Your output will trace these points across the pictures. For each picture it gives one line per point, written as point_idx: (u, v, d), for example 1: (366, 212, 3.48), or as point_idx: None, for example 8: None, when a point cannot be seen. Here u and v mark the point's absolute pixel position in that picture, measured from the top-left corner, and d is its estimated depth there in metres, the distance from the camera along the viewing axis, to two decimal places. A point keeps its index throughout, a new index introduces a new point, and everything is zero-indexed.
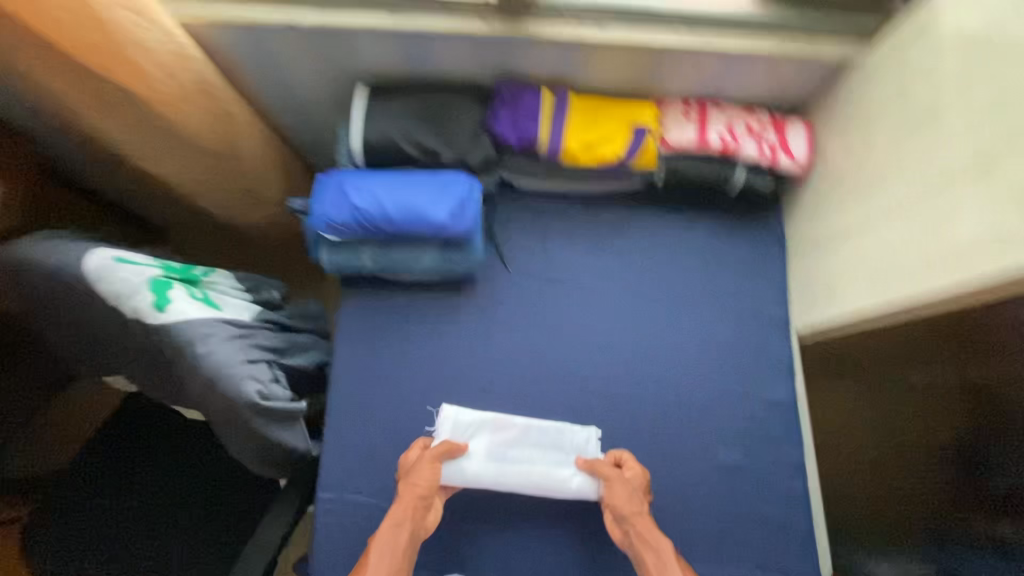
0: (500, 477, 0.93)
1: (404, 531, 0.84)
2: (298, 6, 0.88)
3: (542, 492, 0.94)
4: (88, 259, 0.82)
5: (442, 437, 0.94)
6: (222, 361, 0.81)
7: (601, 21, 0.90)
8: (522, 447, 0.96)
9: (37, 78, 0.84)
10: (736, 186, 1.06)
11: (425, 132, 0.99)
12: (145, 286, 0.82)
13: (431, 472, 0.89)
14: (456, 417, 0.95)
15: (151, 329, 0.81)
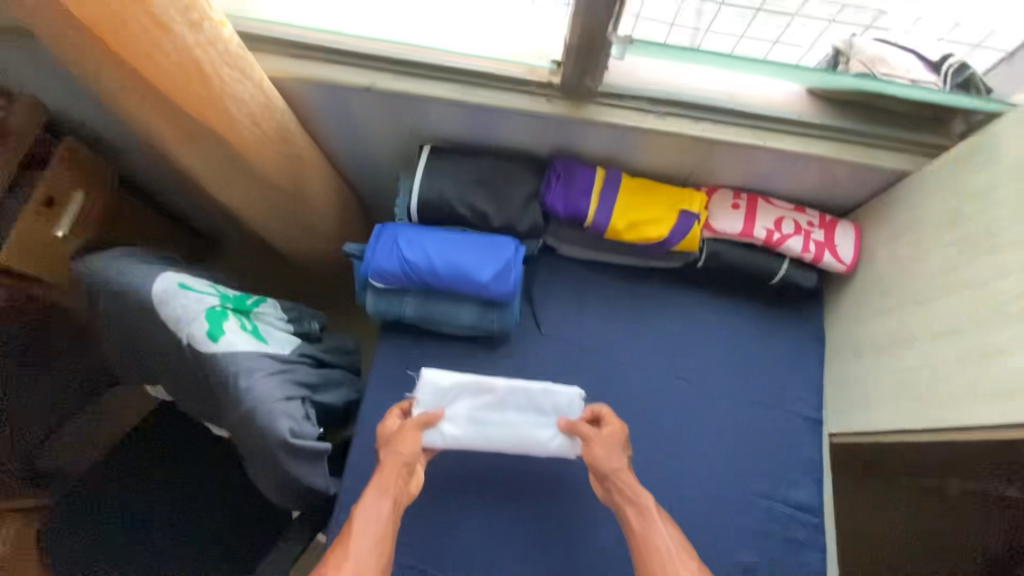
0: (482, 439, 0.95)
1: (388, 476, 0.83)
2: (379, 73, 0.95)
3: (528, 452, 0.96)
4: (157, 282, 0.87)
5: (422, 403, 0.95)
6: (263, 396, 0.85)
7: (659, 111, 0.96)
8: (504, 409, 0.97)
9: (138, 112, 0.92)
10: (776, 278, 1.07)
11: (479, 195, 1.03)
12: (203, 315, 0.87)
13: (412, 435, 0.88)
14: (436, 382, 0.95)
15: (202, 358, 0.86)
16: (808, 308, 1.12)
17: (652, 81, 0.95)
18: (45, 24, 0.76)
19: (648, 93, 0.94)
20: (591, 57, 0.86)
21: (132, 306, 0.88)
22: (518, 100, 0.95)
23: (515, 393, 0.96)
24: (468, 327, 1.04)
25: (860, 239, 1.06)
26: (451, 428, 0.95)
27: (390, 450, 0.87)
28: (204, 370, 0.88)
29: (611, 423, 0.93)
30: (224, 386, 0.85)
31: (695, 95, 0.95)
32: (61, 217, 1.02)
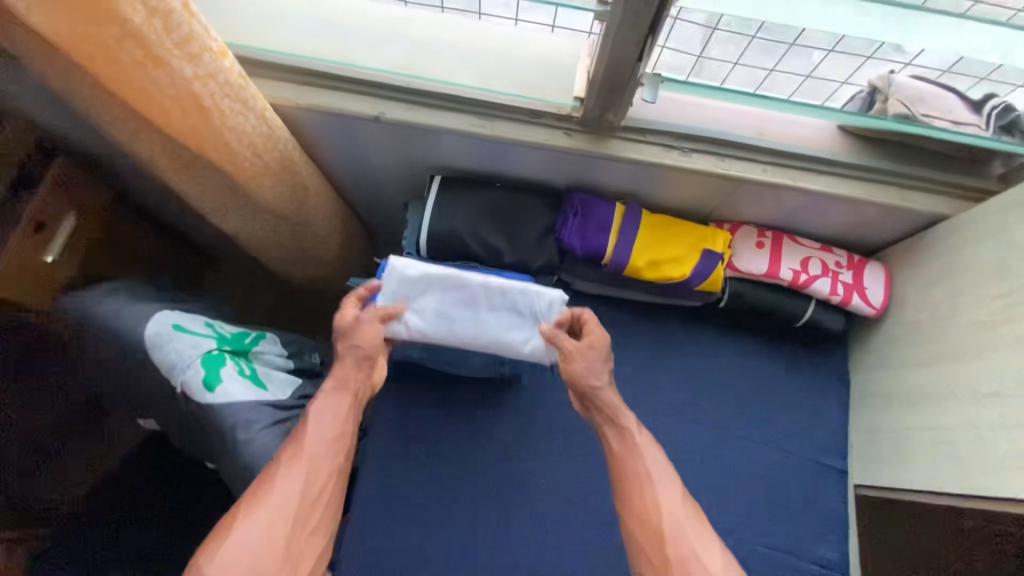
0: (447, 334, 0.91)
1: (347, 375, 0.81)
2: (386, 101, 0.89)
3: (495, 353, 0.92)
4: (148, 326, 0.84)
5: (388, 293, 0.89)
6: (265, 450, 0.81)
7: (683, 146, 0.91)
8: (475, 308, 0.91)
9: (135, 144, 0.87)
10: (802, 320, 1.02)
11: (492, 230, 0.98)
12: (199, 363, 0.82)
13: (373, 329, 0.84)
14: (404, 274, 0.89)
15: (198, 411, 0.81)
16: (835, 351, 1.07)
17: (677, 116, 0.90)
18: (34, 55, 0.71)
19: (673, 129, 0.89)
20: (616, 93, 0.81)
21: (127, 347, 0.85)
22: (536, 134, 0.90)
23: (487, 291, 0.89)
24: (479, 368, 1.02)
25: (891, 282, 1.01)
26: (415, 320, 0.89)
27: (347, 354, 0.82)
28: (201, 421, 0.83)
29: (592, 327, 0.86)
30: (224, 437, 0.81)
31: (722, 131, 0.90)
32: (51, 242, 0.93)
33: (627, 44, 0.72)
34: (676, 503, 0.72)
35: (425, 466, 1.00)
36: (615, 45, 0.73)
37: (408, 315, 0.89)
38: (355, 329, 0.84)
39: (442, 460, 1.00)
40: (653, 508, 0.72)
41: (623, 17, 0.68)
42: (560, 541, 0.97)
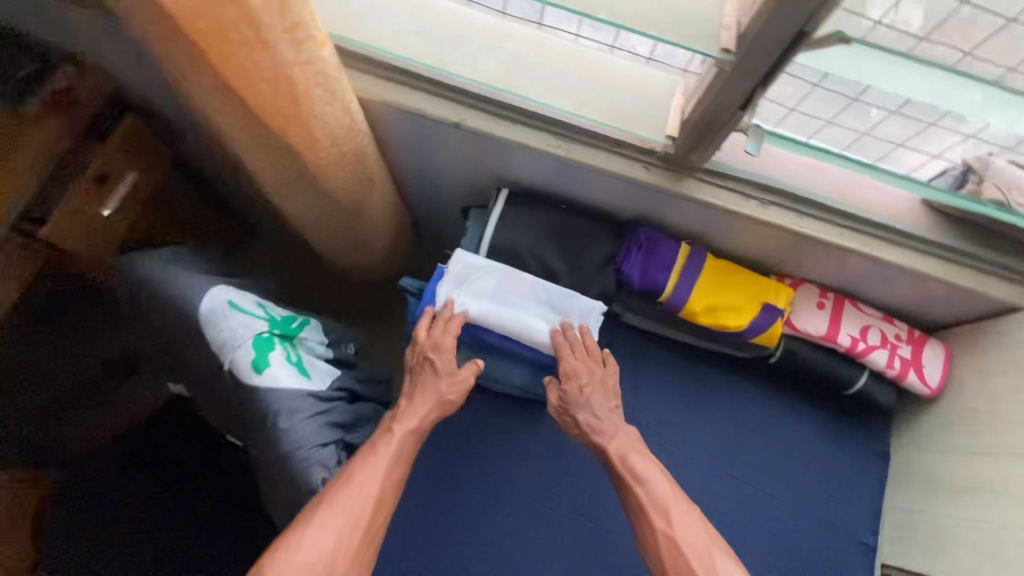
0: (497, 318, 0.90)
1: (415, 420, 0.83)
2: (468, 108, 0.89)
3: (538, 344, 0.91)
4: (204, 300, 0.84)
5: (449, 275, 0.92)
6: (296, 442, 0.80)
7: (762, 198, 0.89)
8: (528, 299, 0.92)
9: (216, 116, 0.87)
10: (852, 390, 1.00)
11: (553, 252, 0.97)
12: (249, 341, 0.83)
13: (458, 379, 0.87)
14: (467, 261, 0.92)
15: (242, 389, 0.81)
16: (880, 425, 1.04)
17: (759, 167, 0.89)
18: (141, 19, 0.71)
19: (754, 179, 0.88)
20: (706, 137, 0.79)
21: (181, 317, 0.85)
22: (616, 163, 0.89)
23: (541, 289, 0.92)
24: (519, 389, 0.97)
25: (950, 362, 0.98)
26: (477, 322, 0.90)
27: (411, 414, 0.83)
28: (243, 402, 0.83)
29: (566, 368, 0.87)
30: (263, 420, 0.81)
31: (803, 188, 0.88)
32: (106, 195, 1.09)
33: (733, 93, 0.71)
34: (676, 526, 0.75)
35: (450, 478, 0.98)
36: (721, 92, 0.71)
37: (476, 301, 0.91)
38: (442, 371, 0.87)
39: (468, 475, 0.98)
40: (668, 538, 0.74)
41: (746, 63, 0.66)
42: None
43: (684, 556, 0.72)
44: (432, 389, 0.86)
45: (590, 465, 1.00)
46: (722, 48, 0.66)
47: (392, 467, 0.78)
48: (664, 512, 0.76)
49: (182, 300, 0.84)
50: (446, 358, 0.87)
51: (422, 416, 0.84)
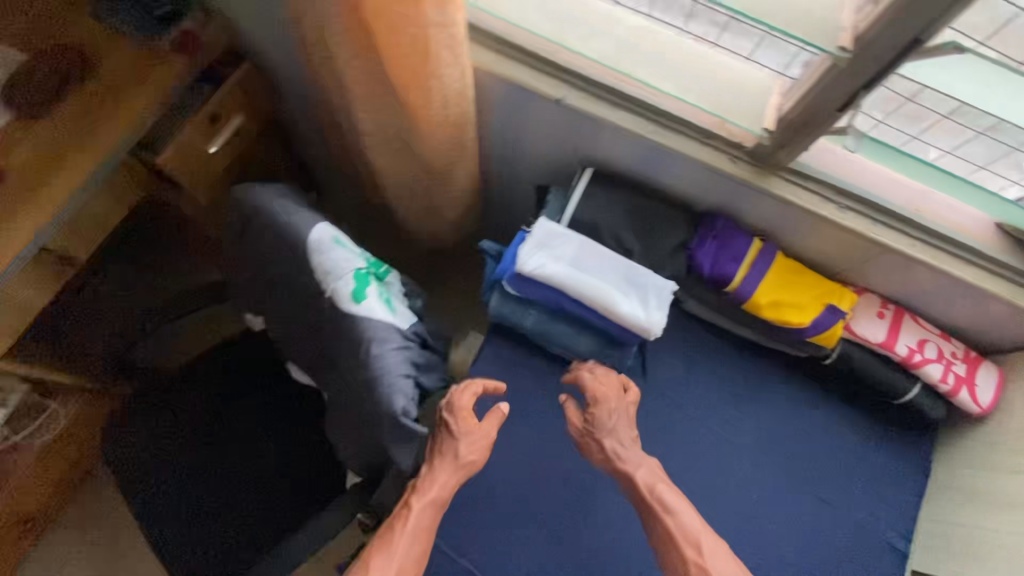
0: (575, 283, 0.95)
1: (434, 488, 0.92)
2: (571, 86, 0.96)
3: (610, 313, 0.95)
4: (314, 232, 0.93)
5: (533, 241, 0.97)
6: (381, 372, 0.87)
7: (840, 203, 0.94)
8: (605, 270, 0.97)
9: (343, 66, 0.95)
10: (901, 400, 1.03)
11: (630, 231, 1.02)
12: (350, 273, 0.91)
13: (473, 442, 0.97)
14: (550, 229, 0.99)
15: (340, 315, 0.90)
16: (925, 439, 1.07)
17: (840, 173, 0.93)
18: None
19: (836, 183, 0.92)
20: (797, 135, 0.84)
21: (291, 245, 0.93)
22: (703, 153, 0.94)
23: (616, 263, 0.97)
24: (583, 355, 1.03)
25: (1003, 386, 1.01)
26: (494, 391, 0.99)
27: (430, 483, 0.93)
28: (339, 327, 0.91)
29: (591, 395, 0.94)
30: (358, 345, 0.88)
31: (881, 198, 0.92)
32: (216, 135, 1.24)
33: (836, 92, 0.76)
34: (708, 556, 0.83)
35: None
36: (826, 89, 0.77)
37: (556, 265, 0.96)
38: (458, 437, 0.97)
39: None
40: (699, 567, 0.83)
41: (862, 60, 0.71)
42: None
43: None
44: (449, 458, 0.96)
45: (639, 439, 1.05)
46: (840, 45, 0.71)
47: (411, 544, 0.88)
48: (694, 543, 0.84)
49: (296, 229, 0.93)
50: (464, 421, 0.97)
51: (441, 483, 0.93)
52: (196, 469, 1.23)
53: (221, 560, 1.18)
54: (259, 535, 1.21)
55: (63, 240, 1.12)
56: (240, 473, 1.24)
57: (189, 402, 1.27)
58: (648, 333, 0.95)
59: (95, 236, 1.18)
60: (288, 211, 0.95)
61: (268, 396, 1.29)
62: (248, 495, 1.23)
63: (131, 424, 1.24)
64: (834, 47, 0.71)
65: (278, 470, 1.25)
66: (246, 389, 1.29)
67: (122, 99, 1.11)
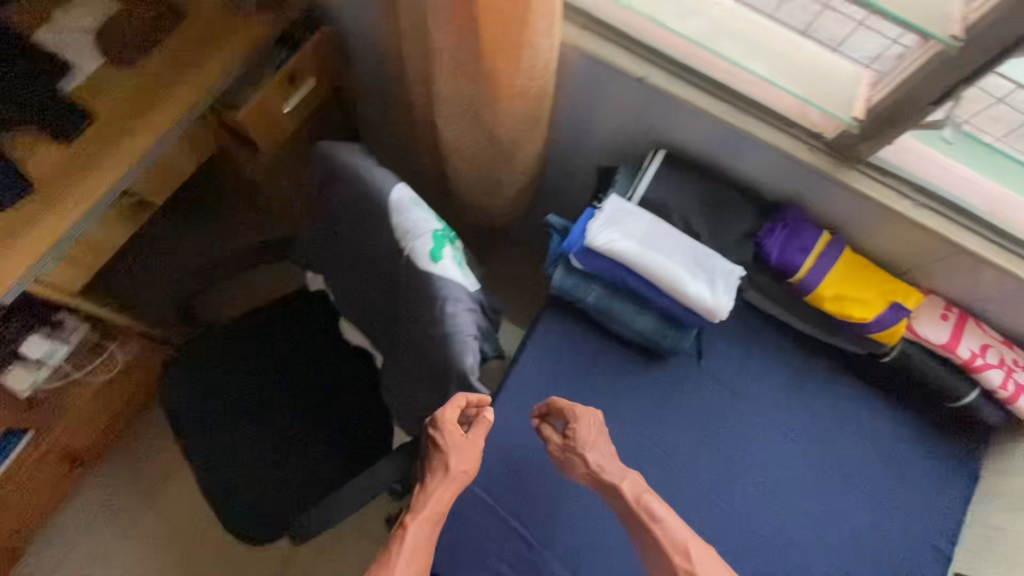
0: (644, 260, 0.97)
1: (427, 506, 0.92)
2: (655, 66, 0.98)
3: (676, 292, 0.97)
4: (395, 191, 0.95)
5: (604, 216, 0.99)
6: (452, 329, 0.90)
7: (916, 199, 0.94)
8: (674, 250, 0.98)
9: (435, 32, 0.98)
10: (957, 403, 1.03)
11: (699, 214, 1.04)
12: (428, 234, 0.93)
13: (465, 451, 0.94)
14: (620, 206, 1.00)
15: (417, 272, 0.93)
16: (978, 446, 1.07)
17: (919, 169, 0.93)
18: None
19: (914, 180, 0.93)
20: (886, 127, 0.85)
21: (373, 202, 0.97)
22: (782, 141, 0.96)
23: (684, 244, 0.98)
24: (643, 333, 1.04)
25: None
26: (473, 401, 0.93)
27: (423, 498, 0.92)
28: (414, 284, 0.94)
29: (568, 412, 0.95)
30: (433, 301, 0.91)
31: (961, 197, 0.92)
32: (291, 94, 1.27)
33: (935, 83, 0.77)
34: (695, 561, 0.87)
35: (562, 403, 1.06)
36: (926, 79, 0.78)
37: (626, 241, 0.97)
38: (446, 453, 0.93)
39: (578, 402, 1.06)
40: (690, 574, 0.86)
41: (970, 48, 0.72)
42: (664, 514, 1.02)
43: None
44: (439, 474, 0.93)
45: (690, 422, 1.07)
46: (952, 35, 0.72)
47: (408, 564, 0.89)
48: (684, 551, 0.88)
49: (378, 186, 0.96)
50: (451, 436, 0.92)
51: (435, 500, 0.92)
52: (249, 417, 1.28)
53: (269, 507, 1.22)
54: (306, 486, 1.24)
55: (142, 184, 1.17)
56: (290, 425, 1.28)
57: (245, 354, 1.31)
58: (713, 315, 0.96)
59: (169, 183, 1.22)
60: (369, 169, 0.97)
61: (321, 352, 1.33)
62: (298, 447, 1.27)
63: (189, 370, 1.28)
64: (947, 36, 0.73)
65: (326, 426, 1.28)
66: (300, 345, 1.33)
67: (209, 52, 1.15)
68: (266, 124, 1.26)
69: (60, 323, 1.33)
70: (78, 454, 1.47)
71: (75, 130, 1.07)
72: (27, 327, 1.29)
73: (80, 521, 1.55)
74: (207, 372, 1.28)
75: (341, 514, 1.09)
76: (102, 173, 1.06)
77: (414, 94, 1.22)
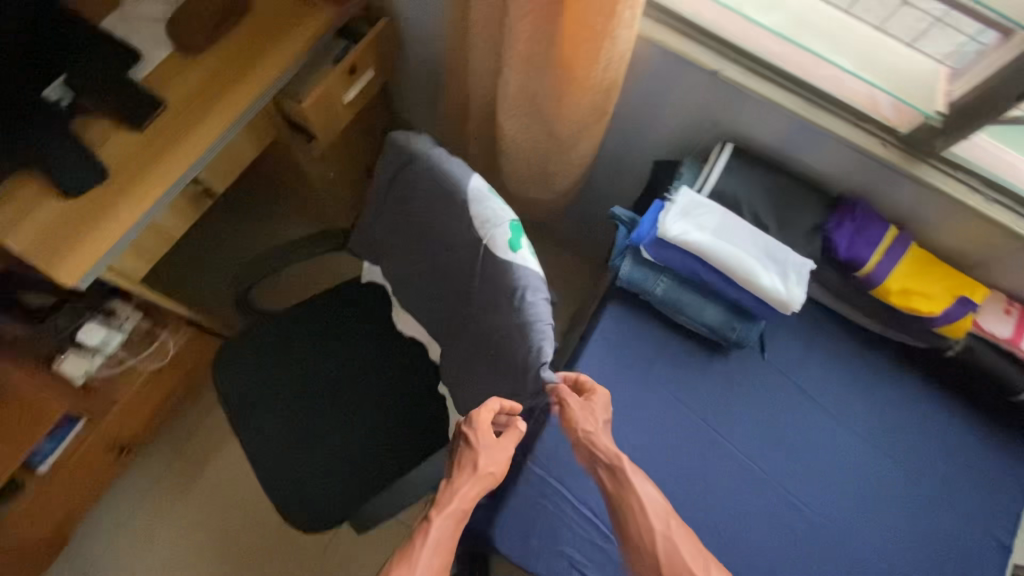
0: (716, 251, 0.98)
1: (454, 501, 0.85)
2: (729, 61, 0.99)
3: (748, 282, 0.98)
4: (471, 181, 0.95)
5: (676, 206, 1.00)
6: (526, 318, 0.89)
7: (988, 194, 0.95)
8: (744, 242, 0.99)
9: (512, 24, 0.99)
10: (1020, 397, 1.04)
11: (767, 208, 1.04)
12: (506, 225, 0.92)
13: (496, 452, 0.89)
14: (691, 197, 1.01)
15: (494, 261, 0.92)
16: None
17: (991, 164, 0.95)
18: None
19: (987, 175, 0.94)
20: (964, 121, 0.87)
21: (448, 192, 0.96)
22: (854, 134, 0.97)
23: (754, 236, 1.00)
24: (710, 325, 1.05)
25: None
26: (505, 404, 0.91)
27: (450, 493, 0.85)
28: (489, 274, 0.94)
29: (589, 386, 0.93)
30: (511, 289, 0.91)
31: None
32: (352, 85, 1.27)
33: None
34: (674, 532, 0.86)
35: (626, 395, 1.07)
36: (1013, 74, 0.79)
37: (698, 232, 0.99)
38: (475, 452, 0.88)
39: (642, 394, 1.07)
40: (666, 540, 0.85)
41: None
42: (728, 502, 1.02)
43: (682, 556, 0.84)
44: (466, 471, 0.87)
45: (753, 413, 1.07)
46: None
47: (429, 560, 0.81)
48: (666, 521, 0.86)
49: (454, 176, 0.96)
50: (483, 432, 0.88)
51: (462, 496, 0.85)
52: (302, 406, 1.28)
53: (324, 496, 1.21)
54: (362, 476, 1.23)
55: (208, 172, 1.18)
56: (347, 414, 1.28)
57: (295, 342, 1.32)
58: (785, 307, 0.98)
59: (227, 172, 1.23)
60: (444, 157, 0.98)
61: (377, 342, 1.34)
62: (351, 436, 1.27)
63: (240, 358, 1.29)
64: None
65: (379, 415, 1.29)
66: (354, 335, 1.34)
67: (275, 40, 1.15)
68: (326, 115, 1.26)
69: (112, 312, 1.36)
70: (125, 443, 1.46)
71: (147, 119, 1.06)
72: (80, 317, 1.31)
73: (121, 509, 1.55)
74: (263, 360, 1.29)
75: (404, 503, 1.08)
76: (171, 159, 1.06)
77: (474, 88, 1.23)
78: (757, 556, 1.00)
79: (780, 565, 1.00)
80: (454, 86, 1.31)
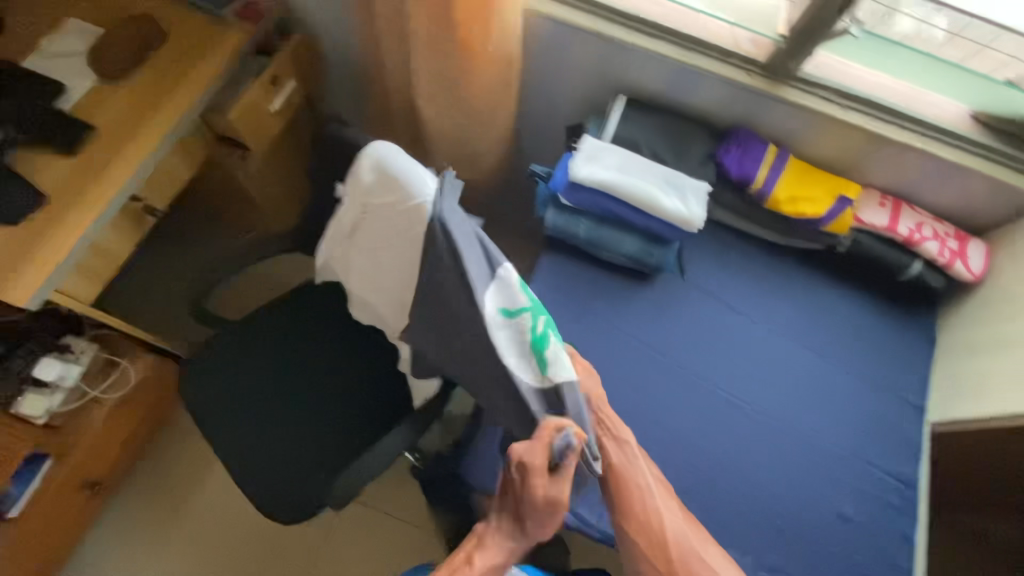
0: (620, 184, 1.09)
1: (497, 557, 0.78)
2: (605, 21, 1.13)
3: (653, 208, 1.09)
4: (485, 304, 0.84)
5: (581, 150, 1.12)
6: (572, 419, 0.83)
7: (842, 103, 1.11)
8: (646, 174, 1.12)
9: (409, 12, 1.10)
10: (908, 274, 1.18)
11: (663, 145, 1.17)
12: (526, 350, 0.85)
13: (545, 517, 0.78)
14: (592, 141, 1.13)
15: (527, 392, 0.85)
16: (926, 312, 1.24)
17: (840, 79, 1.11)
18: None
19: (838, 86, 1.09)
20: (804, 43, 1.02)
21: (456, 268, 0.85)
22: (723, 70, 1.12)
23: (654, 169, 1.12)
24: (633, 255, 1.16)
25: (991, 256, 1.18)
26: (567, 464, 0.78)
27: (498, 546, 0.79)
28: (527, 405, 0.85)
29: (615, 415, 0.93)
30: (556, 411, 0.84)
31: (877, 96, 1.10)
32: (277, 94, 1.36)
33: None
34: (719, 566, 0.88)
35: (569, 331, 1.16)
36: None
37: (603, 169, 1.10)
38: (524, 517, 0.79)
39: (583, 329, 1.16)
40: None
41: None
42: (674, 409, 1.12)
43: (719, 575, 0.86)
44: (514, 529, 0.79)
45: (684, 327, 1.18)
46: None
47: None
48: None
49: (451, 254, 0.85)
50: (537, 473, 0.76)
51: (501, 551, 0.79)
52: (268, 406, 1.32)
53: (300, 486, 1.25)
54: (337, 460, 1.27)
55: (145, 190, 1.24)
56: (314, 407, 1.33)
57: (254, 346, 1.36)
58: (690, 226, 1.10)
59: (167, 189, 1.29)
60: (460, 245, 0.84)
61: (333, 331, 1.40)
62: (321, 426, 1.31)
63: (203, 366, 1.33)
64: None
65: (345, 399, 1.34)
66: (312, 330, 1.39)
67: (196, 59, 1.22)
68: (256, 125, 1.33)
69: (67, 347, 1.37)
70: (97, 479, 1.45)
71: (78, 144, 1.12)
72: (35, 358, 1.32)
73: (104, 546, 1.54)
74: (225, 367, 1.33)
75: (375, 473, 1.10)
76: (103, 179, 1.10)
77: (388, 80, 1.33)
78: (707, 452, 1.10)
79: (727, 455, 1.10)
80: (373, 84, 1.41)
